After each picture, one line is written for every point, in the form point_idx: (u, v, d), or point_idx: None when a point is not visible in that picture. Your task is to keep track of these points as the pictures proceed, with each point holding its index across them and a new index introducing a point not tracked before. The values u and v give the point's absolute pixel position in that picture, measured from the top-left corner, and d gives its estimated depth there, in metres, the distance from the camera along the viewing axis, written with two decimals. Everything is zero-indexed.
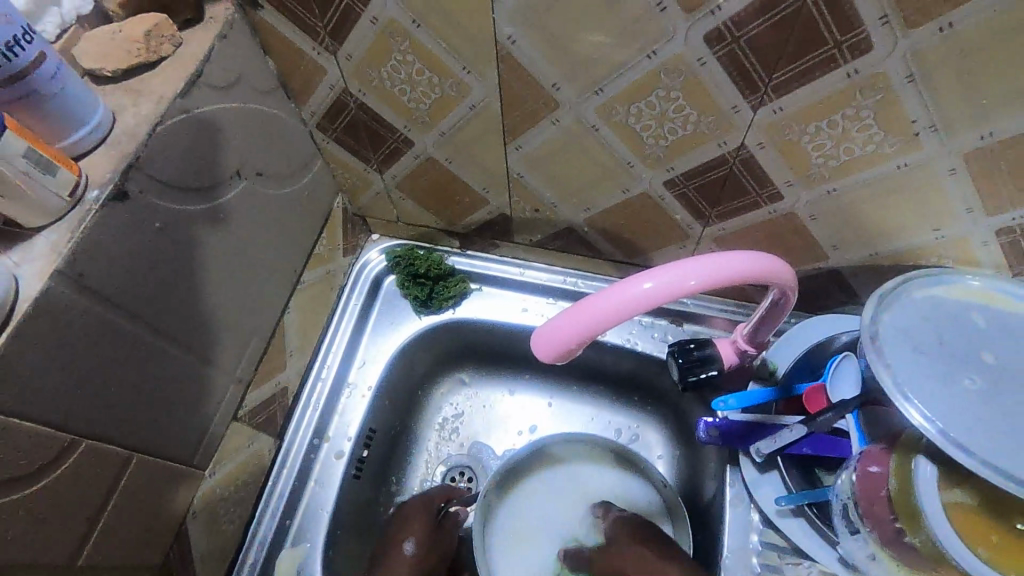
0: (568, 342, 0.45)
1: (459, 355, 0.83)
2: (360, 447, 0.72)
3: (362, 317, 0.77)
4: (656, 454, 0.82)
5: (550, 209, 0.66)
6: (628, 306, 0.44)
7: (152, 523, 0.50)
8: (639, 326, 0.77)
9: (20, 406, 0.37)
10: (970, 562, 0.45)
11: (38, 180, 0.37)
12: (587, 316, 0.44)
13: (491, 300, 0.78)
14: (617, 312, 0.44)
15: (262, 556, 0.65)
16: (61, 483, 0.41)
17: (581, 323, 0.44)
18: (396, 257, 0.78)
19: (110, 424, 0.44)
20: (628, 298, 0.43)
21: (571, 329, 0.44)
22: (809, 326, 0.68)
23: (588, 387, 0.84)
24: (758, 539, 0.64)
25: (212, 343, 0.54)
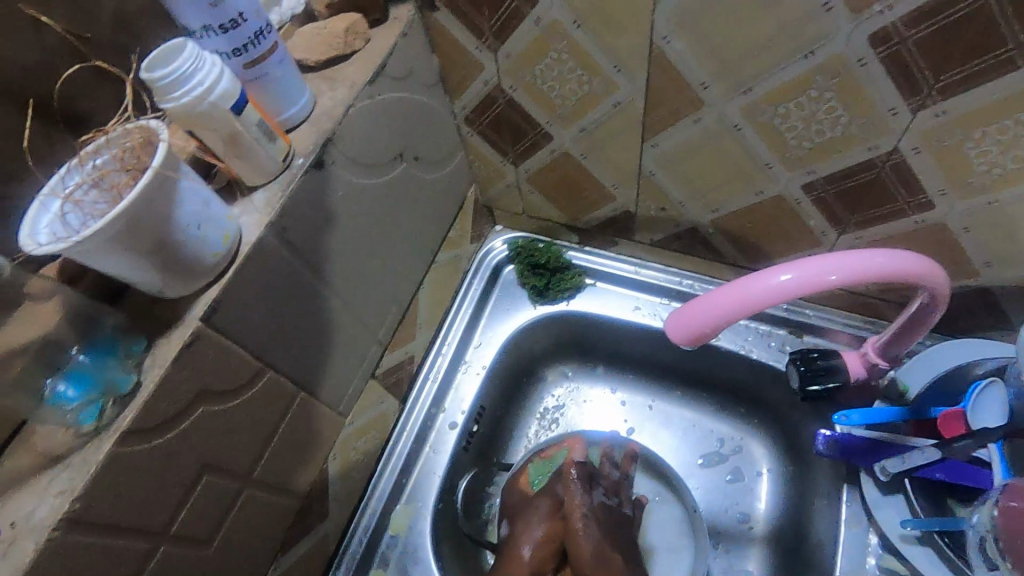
0: (701, 329, 0.45)
1: (566, 346, 0.87)
2: (471, 421, 0.77)
3: (481, 301, 0.82)
4: (761, 468, 0.80)
5: (676, 208, 0.68)
6: (752, 300, 0.44)
7: (303, 457, 0.57)
8: (755, 333, 0.75)
9: (234, 333, 0.44)
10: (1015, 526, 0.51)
11: (263, 146, 0.45)
12: (711, 306, 0.45)
13: (604, 295, 0.81)
14: (737, 303, 0.44)
15: (380, 508, 0.70)
16: (249, 404, 0.47)
17: (713, 310, 0.45)
18: (518, 248, 0.83)
19: (288, 361, 0.51)
20: (753, 293, 0.44)
21: (703, 315, 0.45)
22: (945, 349, 0.64)
23: (692, 394, 0.85)
24: (875, 563, 0.61)
25: (365, 305, 0.61)
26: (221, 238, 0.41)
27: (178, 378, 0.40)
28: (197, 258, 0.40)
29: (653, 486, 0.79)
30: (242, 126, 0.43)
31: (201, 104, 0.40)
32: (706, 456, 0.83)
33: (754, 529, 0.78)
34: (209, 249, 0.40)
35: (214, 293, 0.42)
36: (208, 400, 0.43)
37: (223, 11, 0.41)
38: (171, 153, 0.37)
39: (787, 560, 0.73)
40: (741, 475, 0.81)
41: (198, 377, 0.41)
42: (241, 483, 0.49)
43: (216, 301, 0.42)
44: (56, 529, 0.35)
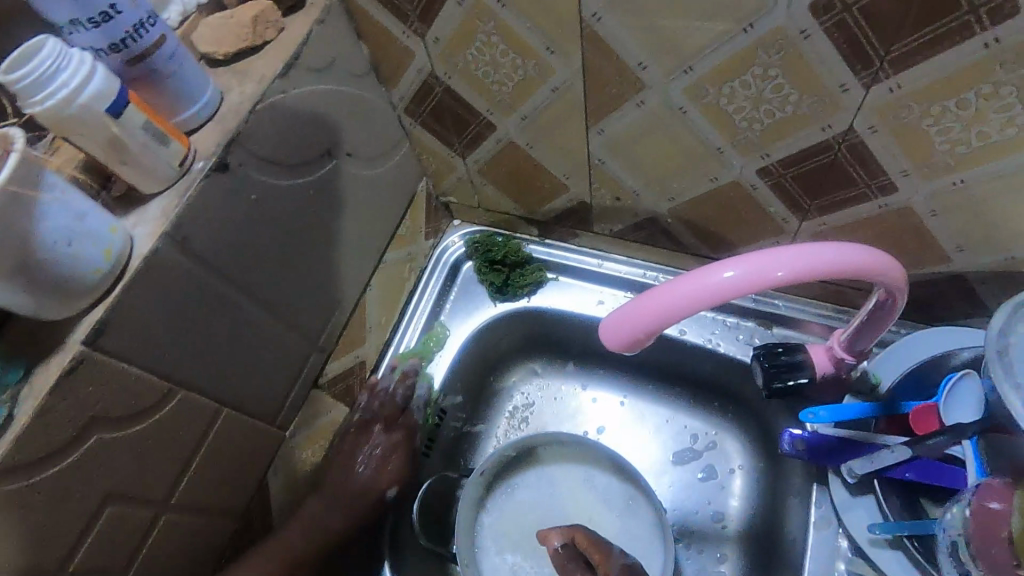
0: (635, 333, 0.42)
1: (532, 344, 0.84)
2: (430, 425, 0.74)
3: (440, 299, 0.79)
4: (735, 465, 0.77)
5: (632, 197, 0.64)
6: (692, 299, 0.40)
7: (236, 476, 0.54)
8: (723, 326, 0.71)
9: (131, 354, 0.41)
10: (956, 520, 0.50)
11: (153, 150, 0.41)
12: (653, 305, 0.41)
13: (567, 290, 0.77)
14: (676, 303, 0.40)
15: None
16: (159, 427, 0.44)
17: (649, 312, 0.41)
18: (475, 243, 0.79)
19: (206, 377, 0.48)
20: (692, 292, 0.40)
21: (639, 317, 0.41)
22: (917, 341, 0.60)
23: (663, 388, 0.82)
24: (845, 568, 0.58)
25: (298, 311, 0.57)
26: (102, 253, 0.38)
27: (61, 407, 0.37)
28: (71, 277, 0.37)
29: (623, 489, 0.76)
30: (122, 130, 0.39)
31: (69, 107, 0.37)
32: (679, 453, 0.80)
33: (727, 528, 0.75)
34: (86, 266, 0.37)
35: (100, 312, 0.39)
36: (102, 427, 0.40)
37: (91, 4, 0.38)
38: (27, 163, 0.34)
39: (761, 561, 0.70)
40: (714, 473, 0.78)
41: (86, 404, 0.39)
42: (158, 509, 0.46)
43: (102, 321, 0.38)
44: None
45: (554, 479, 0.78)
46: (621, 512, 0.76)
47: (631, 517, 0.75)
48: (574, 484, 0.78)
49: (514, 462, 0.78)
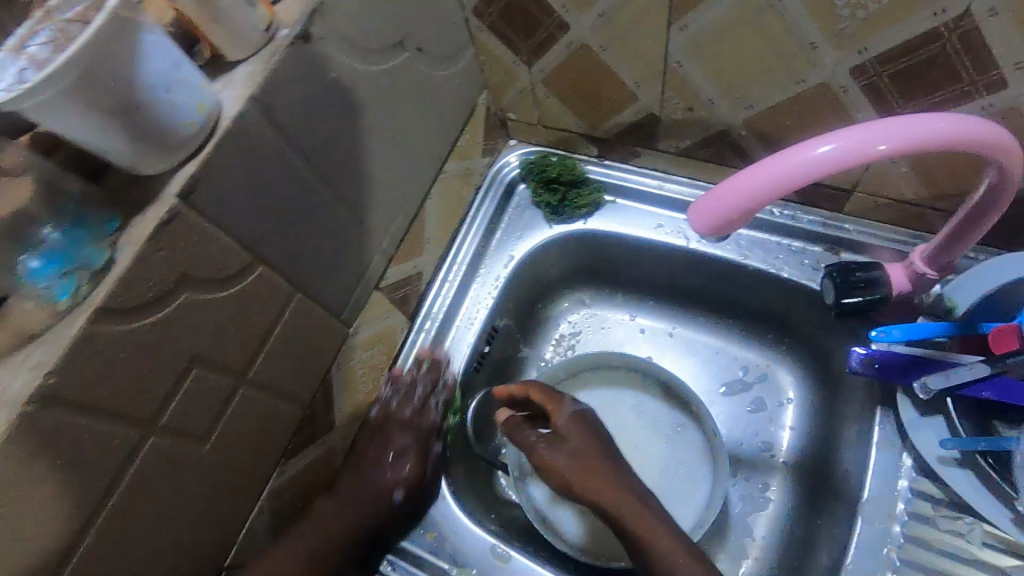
0: (723, 216, 0.41)
1: (583, 272, 0.83)
2: (483, 342, 0.75)
3: (493, 219, 0.78)
4: (785, 397, 0.77)
5: (706, 107, 0.61)
6: (785, 176, 0.38)
7: (304, 364, 0.54)
8: (787, 251, 0.69)
9: (219, 217, 0.41)
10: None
11: (243, 11, 0.40)
12: (744, 186, 0.39)
13: (624, 213, 0.76)
14: (769, 181, 0.39)
15: None
16: (240, 298, 0.45)
17: (736, 194, 0.40)
18: (529, 163, 0.78)
19: (283, 257, 0.48)
20: (785, 168, 0.38)
21: (725, 200, 0.40)
22: (1001, 264, 0.57)
23: (715, 319, 0.81)
24: (907, 486, 0.56)
25: (364, 207, 0.57)
26: (196, 106, 0.38)
27: (157, 258, 0.37)
28: (169, 124, 0.36)
29: (672, 415, 0.76)
30: None
31: None
32: (728, 383, 0.80)
33: (777, 458, 0.75)
34: (182, 115, 0.37)
35: (192, 168, 0.39)
36: (191, 286, 0.40)
37: None
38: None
39: (811, 488, 0.70)
40: (763, 405, 0.77)
41: (178, 261, 0.39)
42: (236, 382, 0.47)
43: (194, 177, 0.38)
44: (31, 404, 0.33)
45: (600, 404, 0.78)
46: (668, 437, 0.75)
47: (679, 443, 0.75)
48: (621, 408, 0.78)
49: (562, 385, 0.79)
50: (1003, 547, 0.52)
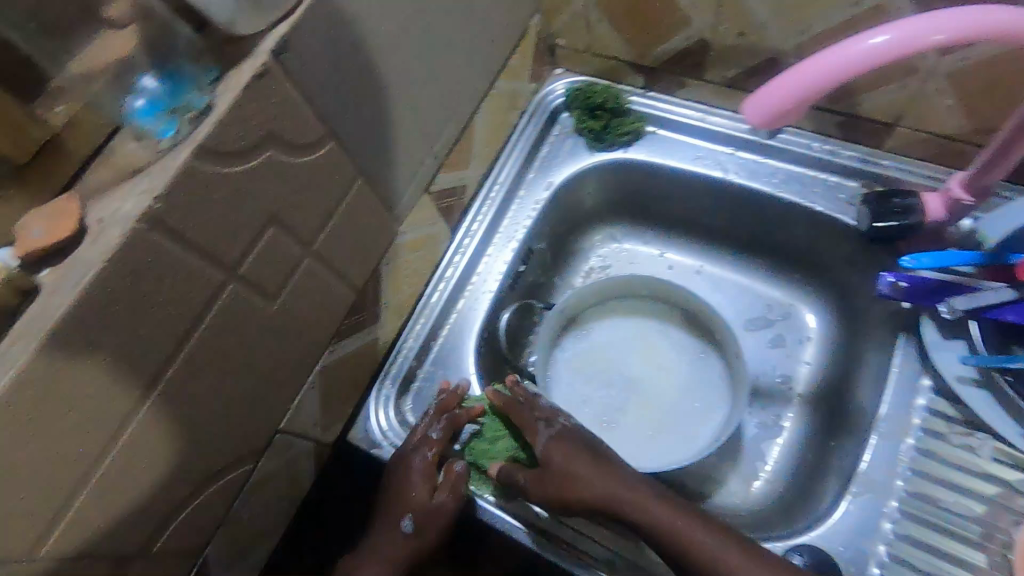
0: (779, 107, 0.43)
1: (618, 206, 0.86)
2: (519, 261, 0.78)
3: (535, 146, 0.80)
4: (806, 335, 0.79)
5: (758, 32, 0.62)
6: (842, 65, 0.41)
7: (359, 250, 0.58)
8: (825, 185, 0.71)
9: (300, 83, 0.44)
10: None
11: None
12: (803, 75, 0.41)
13: (665, 143, 0.77)
14: (827, 69, 0.41)
15: (427, 328, 0.72)
16: (312, 170, 0.48)
17: (796, 83, 0.42)
18: (575, 91, 0.80)
19: (350, 138, 0.51)
20: (843, 58, 0.41)
21: (783, 89, 0.42)
22: None
23: (744, 258, 0.83)
24: (924, 405, 0.59)
25: (422, 107, 0.60)
26: None
27: (249, 109, 0.40)
28: None
29: (697, 344, 0.79)
30: None
31: None
32: (752, 320, 0.82)
33: (794, 391, 0.77)
34: None
35: (284, 29, 0.41)
36: (274, 145, 0.43)
37: None
38: None
39: (828, 418, 0.72)
40: (784, 342, 0.80)
41: (265, 118, 0.42)
42: (302, 252, 0.50)
43: (284, 38, 0.41)
44: (141, 223, 0.36)
45: (626, 331, 0.81)
46: (692, 364, 0.78)
47: (702, 371, 0.77)
48: (647, 336, 0.80)
49: (591, 310, 0.82)
50: (1010, 462, 0.56)
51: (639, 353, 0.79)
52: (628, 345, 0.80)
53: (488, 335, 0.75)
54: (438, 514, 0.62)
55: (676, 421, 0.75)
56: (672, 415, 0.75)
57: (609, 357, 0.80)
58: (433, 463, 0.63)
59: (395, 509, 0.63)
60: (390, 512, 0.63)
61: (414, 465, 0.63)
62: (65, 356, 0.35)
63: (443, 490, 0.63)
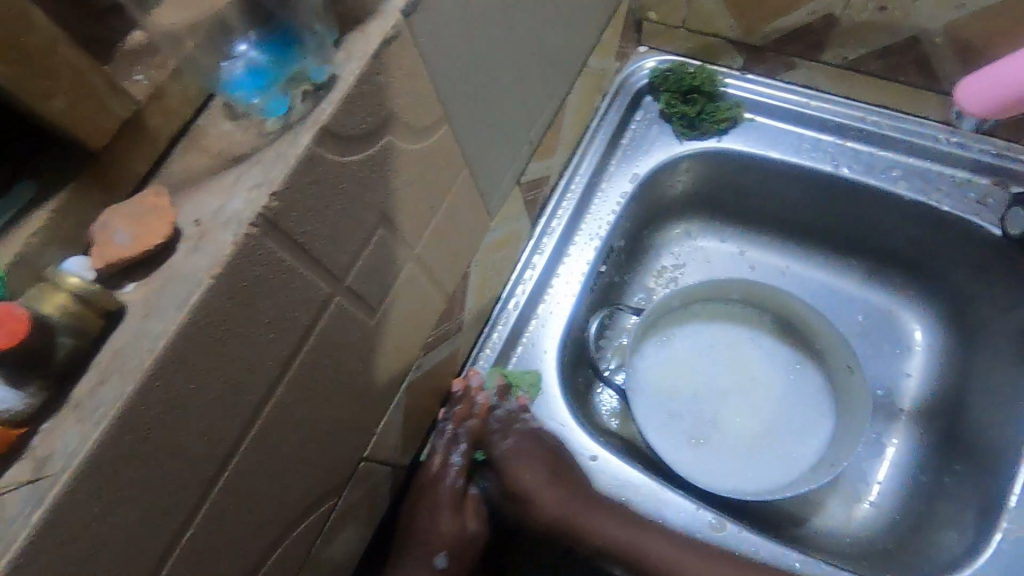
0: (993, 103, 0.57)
1: (701, 199, 0.78)
2: (601, 260, 0.70)
3: (618, 131, 0.72)
4: (909, 345, 0.72)
5: (905, 6, 0.56)
6: None
7: (455, 251, 0.50)
8: (951, 182, 0.64)
9: (427, 55, 0.36)
10: None
11: None
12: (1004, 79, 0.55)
13: (765, 132, 0.70)
14: None
15: (506, 335, 0.65)
16: (426, 159, 0.40)
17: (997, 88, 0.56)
18: (665, 73, 0.71)
19: (462, 121, 0.43)
20: None
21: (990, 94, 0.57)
22: None
23: (838, 259, 0.76)
24: None
25: (530, 86, 0.51)
26: None
27: (376, 84, 0.32)
28: None
29: (791, 354, 0.73)
30: None
31: None
32: (847, 327, 0.74)
33: (900, 408, 0.70)
34: None
35: None
36: (394, 128, 0.35)
37: None
38: None
39: (943, 438, 0.66)
40: (884, 352, 0.72)
41: (389, 97, 0.34)
42: (405, 256, 0.43)
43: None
44: (256, 227, 0.28)
45: (710, 339, 0.74)
46: (786, 375, 0.72)
47: (797, 383, 0.71)
48: (735, 344, 0.74)
49: (671, 315, 0.74)
50: None
51: (727, 364, 0.73)
52: (714, 353, 0.73)
53: (570, 341, 0.68)
54: (470, 542, 0.64)
55: (773, 439, 0.69)
56: (768, 432, 0.69)
57: (693, 367, 0.73)
58: (461, 490, 0.63)
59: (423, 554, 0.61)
60: (424, 547, 0.61)
61: (446, 494, 0.61)
62: (160, 402, 0.27)
63: (472, 519, 0.64)
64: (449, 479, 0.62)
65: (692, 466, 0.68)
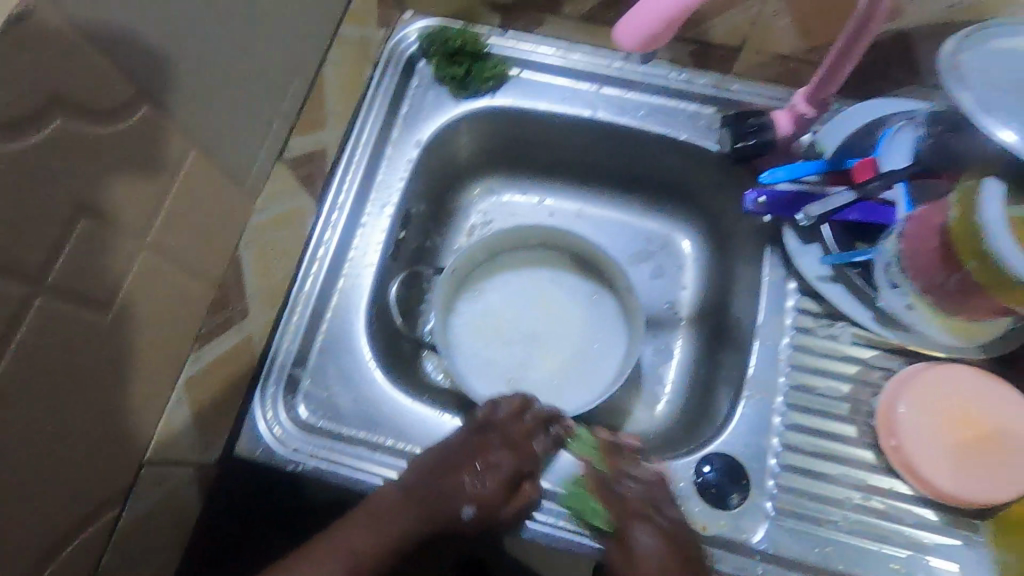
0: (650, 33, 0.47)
1: (493, 156, 0.82)
2: (398, 227, 0.71)
3: (396, 98, 0.74)
4: (684, 261, 0.82)
5: None
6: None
7: None
8: (685, 114, 0.73)
9: None
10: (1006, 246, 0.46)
11: None
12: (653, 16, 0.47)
13: (532, 86, 0.75)
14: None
15: (308, 315, 0.65)
16: None
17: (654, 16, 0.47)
18: (430, 35, 0.73)
19: None
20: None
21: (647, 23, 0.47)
22: (861, 109, 0.64)
23: (620, 194, 0.84)
24: (793, 305, 0.65)
25: None
26: None
27: None
28: None
29: (588, 287, 0.79)
30: None
31: None
32: (634, 253, 0.84)
33: (679, 314, 0.81)
34: None
35: None
36: None
37: None
38: None
39: (714, 333, 0.77)
40: (664, 270, 0.83)
41: None
42: None
43: None
44: None
45: (519, 283, 0.79)
46: (584, 306, 0.79)
47: (594, 312, 0.78)
48: (540, 286, 0.79)
49: (477, 270, 0.78)
50: (865, 342, 0.63)
51: (535, 303, 0.79)
52: (525, 297, 0.79)
53: (380, 311, 0.69)
54: (493, 519, 0.57)
55: (580, 363, 0.76)
56: (576, 358, 0.76)
57: (504, 312, 0.78)
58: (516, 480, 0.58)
59: (451, 505, 0.56)
60: (458, 492, 0.56)
61: (507, 464, 0.58)
62: None
63: (512, 507, 0.57)
64: (518, 456, 0.59)
65: None
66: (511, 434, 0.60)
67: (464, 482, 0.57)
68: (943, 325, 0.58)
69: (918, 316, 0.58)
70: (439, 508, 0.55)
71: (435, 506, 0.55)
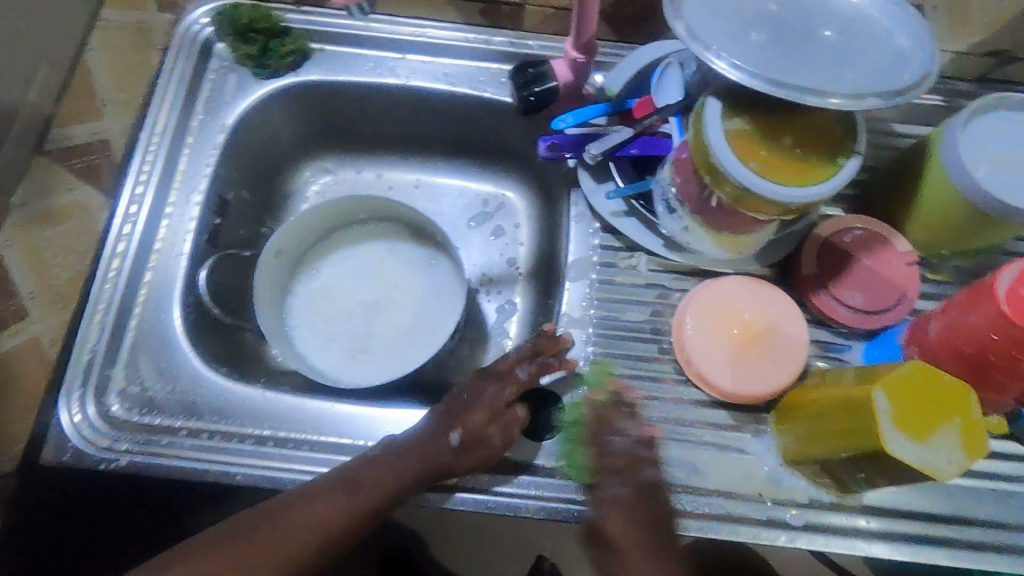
0: None
1: (318, 135, 0.81)
2: (211, 215, 0.70)
3: (195, 83, 0.72)
4: (520, 219, 0.85)
5: None
6: None
7: None
8: (488, 73, 0.75)
9: None
10: (727, 155, 0.51)
11: None
12: None
13: (335, 58, 0.75)
14: None
15: (113, 310, 0.64)
16: None
17: None
18: (220, 15, 0.72)
19: None
20: None
21: None
22: (640, 52, 0.69)
23: (452, 161, 0.85)
24: (598, 244, 0.69)
25: None
26: None
27: None
28: None
29: (425, 252, 0.80)
30: None
31: None
32: (472, 217, 0.85)
33: (519, 270, 0.83)
34: None
35: None
36: None
37: None
38: None
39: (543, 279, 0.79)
40: (503, 229, 0.85)
41: None
42: None
43: None
44: None
45: (355, 257, 0.80)
46: (421, 271, 0.80)
47: (431, 276, 0.79)
48: (378, 257, 0.80)
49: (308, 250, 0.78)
50: (662, 269, 0.67)
51: (374, 275, 0.79)
52: (363, 270, 0.79)
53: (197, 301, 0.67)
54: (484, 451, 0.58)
55: (420, 328, 0.77)
56: (415, 324, 0.77)
57: (341, 288, 0.78)
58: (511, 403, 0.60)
59: (436, 438, 0.57)
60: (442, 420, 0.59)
61: (494, 393, 0.60)
62: None
63: (501, 433, 0.59)
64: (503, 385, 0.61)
65: (356, 373, 0.74)
66: (494, 369, 0.62)
67: (455, 417, 0.59)
68: (716, 242, 0.64)
69: (693, 236, 0.64)
70: (428, 443, 0.57)
71: (422, 442, 0.57)
